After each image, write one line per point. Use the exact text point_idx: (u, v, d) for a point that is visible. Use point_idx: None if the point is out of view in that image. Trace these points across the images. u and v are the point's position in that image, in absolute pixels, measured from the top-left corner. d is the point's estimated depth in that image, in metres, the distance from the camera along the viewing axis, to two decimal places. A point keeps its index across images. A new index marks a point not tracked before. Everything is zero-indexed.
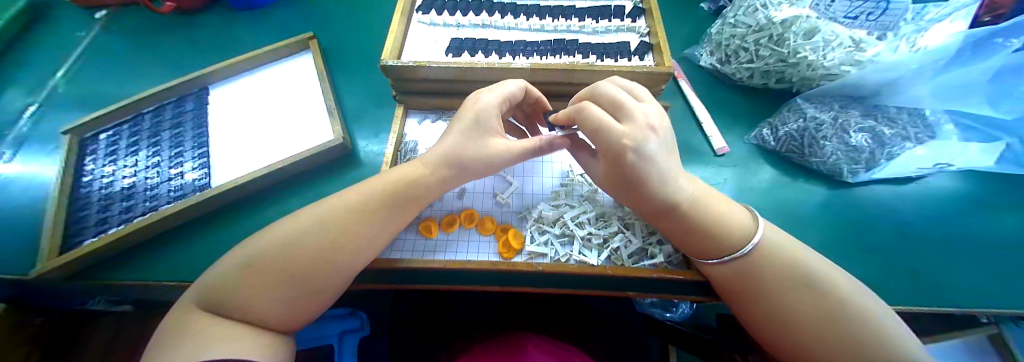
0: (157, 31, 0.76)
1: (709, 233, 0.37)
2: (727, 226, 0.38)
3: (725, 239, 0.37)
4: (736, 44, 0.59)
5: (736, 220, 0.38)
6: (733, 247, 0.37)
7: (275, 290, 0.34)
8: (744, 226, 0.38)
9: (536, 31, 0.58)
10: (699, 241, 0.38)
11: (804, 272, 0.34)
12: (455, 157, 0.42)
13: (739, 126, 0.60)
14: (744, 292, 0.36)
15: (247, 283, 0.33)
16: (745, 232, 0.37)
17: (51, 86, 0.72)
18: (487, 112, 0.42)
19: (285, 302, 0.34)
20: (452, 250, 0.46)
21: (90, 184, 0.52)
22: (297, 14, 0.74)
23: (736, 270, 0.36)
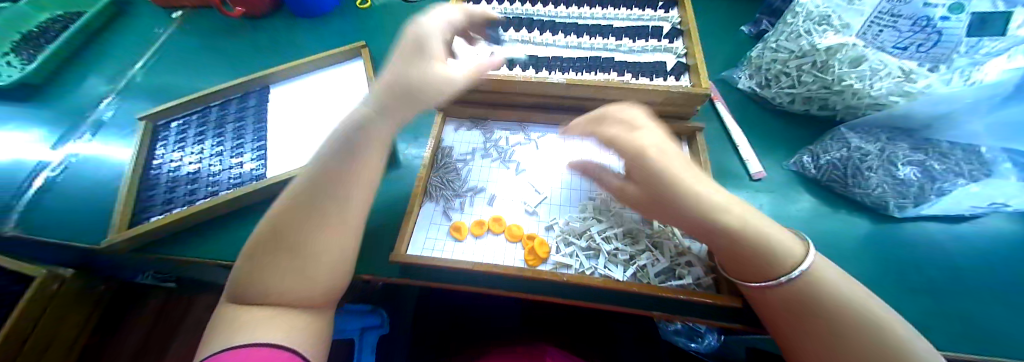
0: (225, 33, 0.84)
1: (754, 258, 0.36)
2: (776, 251, 0.36)
3: (771, 265, 0.36)
4: (777, 68, 0.59)
5: (787, 245, 0.36)
6: (778, 274, 0.35)
7: (299, 274, 0.34)
8: (794, 252, 0.36)
9: (573, 48, 0.60)
10: (742, 263, 0.37)
11: (857, 310, 0.32)
12: (397, 81, 0.37)
13: (776, 151, 0.59)
14: (784, 317, 0.36)
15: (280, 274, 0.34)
16: (794, 260, 0.35)
17: (130, 76, 0.80)
18: (426, 37, 0.39)
19: (323, 289, 0.36)
20: (482, 253, 0.48)
21: (160, 167, 0.58)
22: (350, 24, 0.80)
23: (779, 296, 0.36)
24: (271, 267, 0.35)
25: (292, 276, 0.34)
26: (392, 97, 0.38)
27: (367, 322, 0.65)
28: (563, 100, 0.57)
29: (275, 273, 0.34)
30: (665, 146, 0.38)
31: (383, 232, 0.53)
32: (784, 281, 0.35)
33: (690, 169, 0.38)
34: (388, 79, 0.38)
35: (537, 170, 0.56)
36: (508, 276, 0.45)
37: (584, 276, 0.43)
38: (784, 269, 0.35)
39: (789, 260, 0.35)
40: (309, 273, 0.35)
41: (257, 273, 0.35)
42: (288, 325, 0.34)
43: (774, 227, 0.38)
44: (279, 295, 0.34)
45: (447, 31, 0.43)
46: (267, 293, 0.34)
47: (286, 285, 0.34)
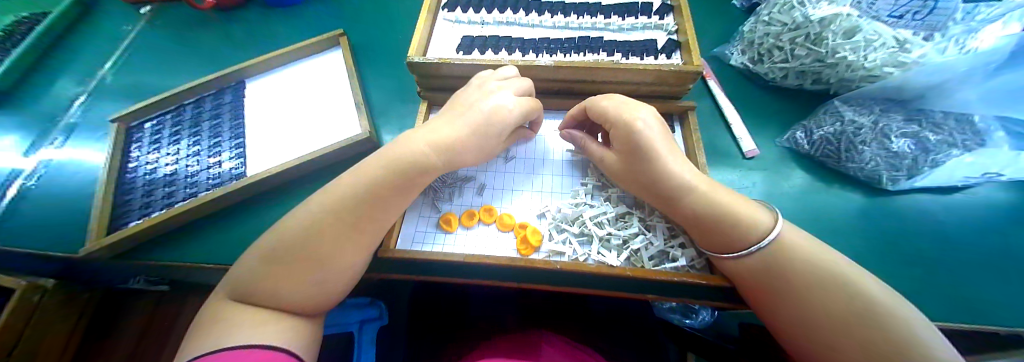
0: (197, 27, 0.80)
1: (720, 230, 0.38)
2: (740, 222, 0.37)
3: (738, 236, 0.37)
4: (770, 43, 0.57)
5: (751, 218, 0.38)
6: (745, 246, 0.37)
7: (321, 282, 0.36)
8: (760, 225, 0.37)
9: (561, 28, 0.58)
10: (713, 232, 0.38)
11: (825, 276, 0.33)
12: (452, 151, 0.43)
13: (769, 128, 0.58)
14: (754, 289, 0.36)
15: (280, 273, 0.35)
16: (761, 232, 0.37)
17: (100, 77, 0.77)
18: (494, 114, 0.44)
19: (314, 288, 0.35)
20: (471, 244, 0.47)
21: (135, 170, 0.55)
22: (328, 11, 0.76)
23: (746, 268, 0.37)
24: (292, 272, 0.35)
25: (312, 282, 0.35)
26: (441, 143, 0.42)
27: (365, 315, 0.67)
28: (551, 84, 0.55)
29: (292, 283, 0.35)
30: (649, 119, 0.41)
31: None
32: (751, 251, 0.36)
33: (672, 147, 0.40)
34: (445, 127, 0.43)
35: (527, 157, 0.55)
36: (499, 266, 0.45)
37: (578, 262, 0.43)
38: (749, 239, 0.37)
39: (754, 231, 0.37)
40: (332, 281, 0.36)
41: (272, 278, 0.35)
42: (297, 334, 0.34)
43: (739, 200, 0.39)
44: (289, 306, 0.34)
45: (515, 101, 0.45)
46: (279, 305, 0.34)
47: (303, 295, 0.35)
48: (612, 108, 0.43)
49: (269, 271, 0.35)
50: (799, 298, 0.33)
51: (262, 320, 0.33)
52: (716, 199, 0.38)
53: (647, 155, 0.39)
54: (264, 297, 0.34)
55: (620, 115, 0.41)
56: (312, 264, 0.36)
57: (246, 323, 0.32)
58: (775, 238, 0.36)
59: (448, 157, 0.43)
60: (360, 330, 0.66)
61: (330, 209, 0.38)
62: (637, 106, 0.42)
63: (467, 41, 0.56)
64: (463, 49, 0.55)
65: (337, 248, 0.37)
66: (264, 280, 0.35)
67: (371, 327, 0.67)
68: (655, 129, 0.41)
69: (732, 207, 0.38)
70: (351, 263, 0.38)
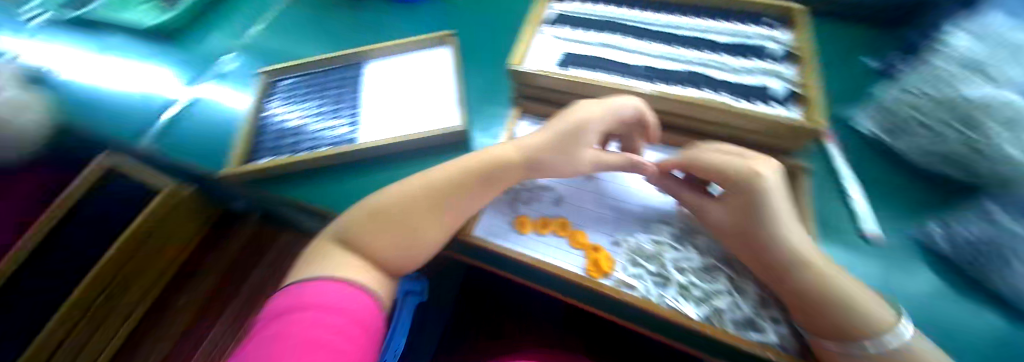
0: (336, 8, 0.92)
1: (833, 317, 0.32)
2: (859, 315, 0.32)
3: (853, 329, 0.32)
4: (911, 116, 0.52)
5: (873, 312, 0.32)
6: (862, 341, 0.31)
7: (406, 247, 0.39)
8: (881, 321, 0.32)
9: (664, 59, 0.57)
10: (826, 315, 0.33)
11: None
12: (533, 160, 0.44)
13: (895, 211, 0.51)
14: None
15: (371, 231, 0.39)
16: (884, 330, 0.31)
17: (249, 36, 0.91)
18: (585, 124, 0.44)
19: (398, 249, 0.40)
20: (541, 252, 0.47)
21: (267, 118, 0.65)
22: (446, 12, 0.83)
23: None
24: (385, 234, 0.39)
25: (397, 245, 0.39)
26: (533, 147, 0.45)
27: None
28: None
29: (387, 243, 0.39)
30: (770, 175, 0.39)
31: None
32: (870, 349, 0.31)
33: (789, 211, 0.38)
34: (535, 135, 0.46)
35: (608, 179, 0.55)
36: (564, 282, 0.44)
37: (648, 301, 0.41)
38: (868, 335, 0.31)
39: (875, 328, 0.31)
40: (415, 246, 0.40)
41: (371, 234, 0.39)
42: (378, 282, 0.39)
43: (859, 289, 0.34)
44: (383, 263, 0.40)
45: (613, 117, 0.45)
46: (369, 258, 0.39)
47: (386, 256, 0.39)
48: (730, 158, 0.41)
49: (366, 227, 0.40)
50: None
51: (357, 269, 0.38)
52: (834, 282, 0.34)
53: (764, 215, 0.37)
54: (361, 251, 0.39)
55: (739, 166, 0.40)
56: (403, 229, 0.39)
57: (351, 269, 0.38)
58: (901, 341, 0.31)
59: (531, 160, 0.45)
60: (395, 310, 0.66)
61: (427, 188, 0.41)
62: (758, 160, 0.41)
63: (568, 57, 0.57)
64: (563, 63, 0.57)
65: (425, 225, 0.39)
66: (364, 236, 0.39)
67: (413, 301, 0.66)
68: (775, 187, 0.39)
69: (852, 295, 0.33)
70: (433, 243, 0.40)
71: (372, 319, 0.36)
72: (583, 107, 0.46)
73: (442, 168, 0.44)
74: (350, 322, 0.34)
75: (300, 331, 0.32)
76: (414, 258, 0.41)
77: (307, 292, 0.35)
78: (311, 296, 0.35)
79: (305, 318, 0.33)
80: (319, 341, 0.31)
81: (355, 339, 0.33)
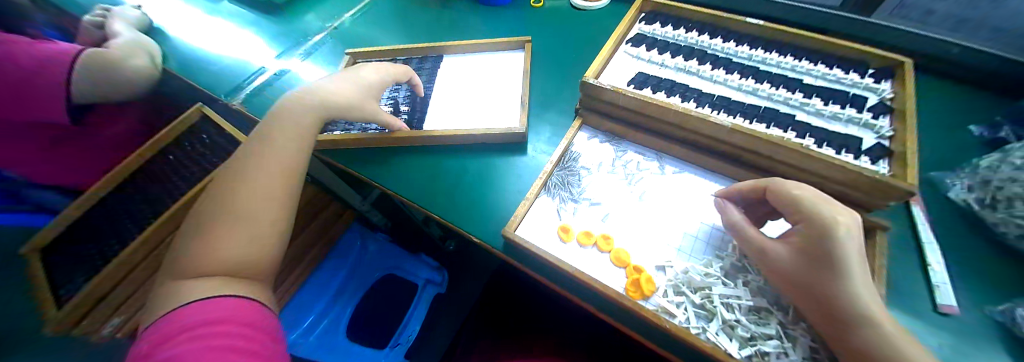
0: (422, 2, 0.97)
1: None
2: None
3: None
4: (1014, 191, 0.46)
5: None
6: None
7: (253, 240, 0.41)
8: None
9: (745, 92, 0.55)
10: None
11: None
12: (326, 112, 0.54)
13: (981, 289, 0.46)
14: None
15: (214, 241, 0.40)
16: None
17: (341, 19, 0.99)
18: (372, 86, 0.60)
19: (249, 244, 0.41)
20: (584, 263, 0.48)
21: None
22: (523, 17, 0.86)
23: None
24: (228, 232, 0.40)
25: (246, 240, 0.41)
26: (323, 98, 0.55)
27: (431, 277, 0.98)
28: (716, 144, 0.53)
29: (232, 242, 0.40)
30: (849, 226, 0.37)
31: (497, 209, 0.57)
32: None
33: (864, 270, 0.36)
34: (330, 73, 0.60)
35: (662, 202, 0.54)
36: (604, 296, 0.45)
37: (688, 332, 0.41)
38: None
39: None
40: (263, 234, 0.42)
41: (208, 239, 0.40)
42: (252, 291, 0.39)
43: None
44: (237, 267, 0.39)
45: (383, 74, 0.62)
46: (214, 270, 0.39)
47: (242, 253, 0.40)
48: (810, 200, 0.40)
49: (203, 232, 0.41)
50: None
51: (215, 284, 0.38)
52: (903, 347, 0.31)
53: (838, 265, 0.36)
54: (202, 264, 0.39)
55: (817, 212, 0.38)
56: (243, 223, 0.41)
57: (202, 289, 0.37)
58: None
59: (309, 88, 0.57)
60: (424, 285, 0.97)
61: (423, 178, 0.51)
62: (840, 209, 0.39)
63: (641, 77, 0.58)
64: (635, 83, 0.57)
65: None
66: (202, 244, 0.40)
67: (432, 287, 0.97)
68: (854, 240, 0.37)
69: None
70: None
71: (274, 326, 0.38)
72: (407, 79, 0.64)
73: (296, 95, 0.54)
74: (258, 326, 0.36)
75: (198, 347, 0.31)
76: (264, 252, 0.42)
77: (189, 313, 0.34)
78: (198, 315, 0.34)
79: (201, 333, 0.32)
80: (227, 347, 0.32)
81: (267, 338, 0.35)
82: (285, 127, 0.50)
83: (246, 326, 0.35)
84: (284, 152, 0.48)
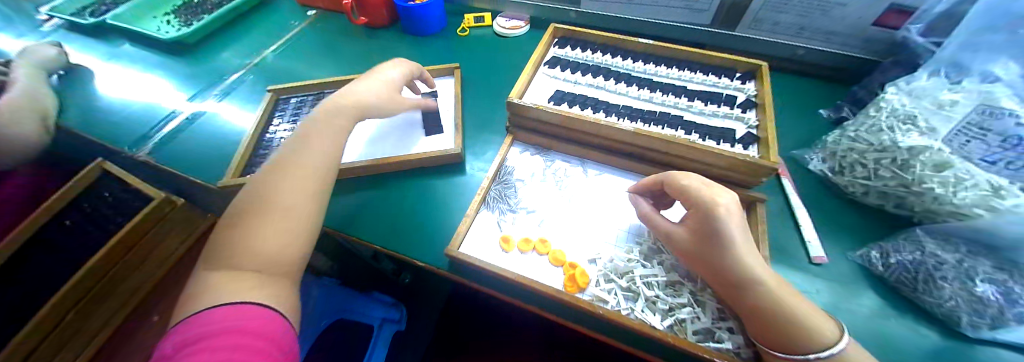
0: (346, 35, 0.99)
1: (778, 325, 0.38)
2: (803, 327, 0.38)
3: (796, 341, 0.38)
4: (854, 157, 0.59)
5: (816, 324, 0.38)
6: (804, 350, 0.37)
7: (290, 240, 0.45)
8: (822, 335, 0.37)
9: (644, 100, 0.64)
10: (771, 328, 0.39)
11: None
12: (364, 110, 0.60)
13: (841, 239, 0.58)
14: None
15: (250, 238, 0.44)
16: (824, 342, 0.37)
17: (263, 56, 0.98)
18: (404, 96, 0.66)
19: (279, 244, 0.44)
20: (524, 268, 0.52)
21: (274, 134, 0.71)
22: (448, 44, 0.91)
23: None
24: (269, 228, 0.45)
25: (283, 239, 0.45)
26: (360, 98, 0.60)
27: (387, 315, 0.88)
28: (627, 146, 0.61)
29: (269, 242, 0.44)
30: (729, 203, 0.45)
31: (440, 228, 0.59)
32: (809, 358, 0.36)
33: (746, 241, 0.43)
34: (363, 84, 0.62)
35: (588, 202, 0.60)
36: (546, 296, 0.49)
37: (618, 314, 0.46)
38: (807, 346, 0.37)
39: (818, 340, 0.37)
40: (299, 232, 0.46)
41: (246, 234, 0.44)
42: (276, 293, 0.42)
43: (803, 303, 0.40)
44: (269, 266, 0.43)
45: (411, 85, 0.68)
46: (247, 268, 0.42)
47: (272, 251, 0.44)
48: (697, 190, 0.47)
49: (244, 225, 0.45)
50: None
51: (245, 285, 0.41)
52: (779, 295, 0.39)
53: (726, 241, 0.42)
54: (240, 259, 0.43)
55: (701, 198, 0.46)
56: (277, 220, 0.45)
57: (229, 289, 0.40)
58: (838, 352, 0.36)
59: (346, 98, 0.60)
60: (381, 326, 0.87)
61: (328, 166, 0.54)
62: (718, 191, 0.46)
63: (559, 95, 0.65)
64: (554, 100, 0.64)
65: None
66: (242, 241, 0.44)
67: (389, 326, 0.88)
68: (734, 216, 0.44)
69: (796, 309, 0.39)
70: None
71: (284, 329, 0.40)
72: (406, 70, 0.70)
73: (336, 101, 0.59)
74: (274, 339, 0.37)
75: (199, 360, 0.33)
76: (292, 250, 0.45)
77: (198, 323, 0.37)
78: (203, 327, 0.36)
79: (220, 343, 0.35)
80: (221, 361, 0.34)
81: (279, 351, 0.37)
82: (323, 133, 0.54)
83: (261, 339, 0.37)
84: (320, 154, 0.52)
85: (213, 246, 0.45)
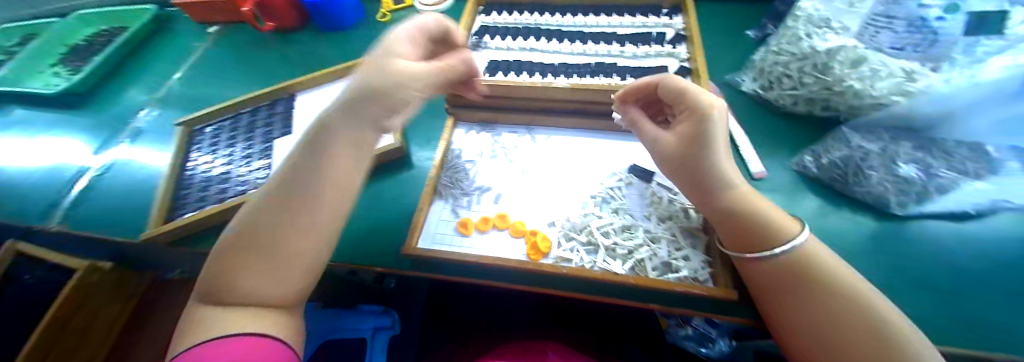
0: (256, 45, 0.91)
1: (748, 229, 0.39)
2: (769, 227, 0.39)
3: (761, 240, 0.38)
4: (780, 71, 0.61)
5: (781, 223, 0.39)
6: (768, 247, 0.38)
7: (286, 266, 0.35)
8: (785, 231, 0.38)
9: (578, 54, 0.63)
10: (745, 230, 0.40)
11: (837, 289, 0.33)
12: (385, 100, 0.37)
13: (781, 153, 0.60)
14: (763, 288, 0.38)
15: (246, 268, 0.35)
16: (785, 237, 0.38)
17: (168, 87, 0.89)
18: (397, 35, 0.40)
19: (276, 274, 0.35)
20: (484, 247, 0.50)
21: (195, 168, 0.65)
22: (369, 35, 0.85)
23: (765, 267, 0.38)
24: (262, 256, 0.35)
25: (274, 268, 0.35)
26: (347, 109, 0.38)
27: (379, 322, 0.66)
28: (568, 104, 0.60)
29: (255, 275, 0.34)
30: (724, 107, 0.42)
31: (395, 226, 0.56)
32: (771, 253, 0.37)
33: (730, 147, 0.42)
34: (408, 50, 0.40)
35: (539, 167, 0.59)
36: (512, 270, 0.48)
37: (582, 269, 0.46)
38: (771, 242, 0.38)
39: (781, 237, 0.38)
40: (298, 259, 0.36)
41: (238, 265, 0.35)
42: (278, 323, 0.34)
43: (770, 208, 0.41)
44: (263, 298, 0.34)
45: (416, 34, 0.43)
46: (236, 299, 0.34)
47: (270, 284, 0.34)
48: (691, 91, 0.43)
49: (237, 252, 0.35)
50: (812, 307, 0.33)
51: (236, 318, 0.33)
52: (750, 202, 0.40)
53: (711, 149, 0.41)
54: (234, 284, 0.34)
55: (695, 100, 0.42)
56: (271, 240, 0.35)
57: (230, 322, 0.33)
58: (797, 245, 0.37)
59: (385, 78, 0.37)
60: (372, 338, 0.64)
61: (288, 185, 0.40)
62: (713, 94, 0.43)
63: (491, 64, 0.62)
64: (488, 71, 0.61)
65: None
66: (229, 271, 0.35)
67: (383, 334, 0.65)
68: (726, 121, 0.42)
69: (764, 212, 0.40)
70: None
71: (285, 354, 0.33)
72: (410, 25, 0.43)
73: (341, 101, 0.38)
74: None
75: None
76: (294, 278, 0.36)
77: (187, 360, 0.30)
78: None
79: None
80: None
81: None
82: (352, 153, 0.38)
83: None
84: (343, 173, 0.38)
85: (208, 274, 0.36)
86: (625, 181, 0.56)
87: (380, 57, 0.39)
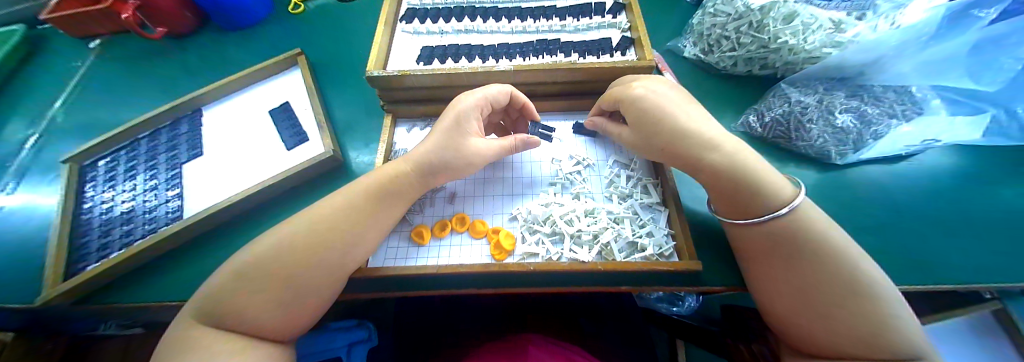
0: (151, 56, 0.79)
1: (748, 199, 0.38)
2: (764, 191, 0.37)
3: (755, 207, 0.38)
4: (717, 33, 0.59)
5: (775, 183, 0.38)
6: (761, 214, 0.37)
7: (277, 297, 0.35)
8: (780, 193, 0.37)
9: (518, 33, 0.60)
10: (743, 202, 0.38)
11: (825, 254, 0.33)
12: (437, 158, 0.44)
13: (725, 115, 0.60)
14: (755, 251, 0.39)
15: (244, 291, 0.35)
16: (782, 200, 0.37)
17: (50, 116, 0.74)
18: (466, 113, 0.45)
19: (275, 304, 0.35)
20: (441, 255, 0.46)
21: (91, 210, 0.54)
22: (287, 31, 0.76)
23: (759, 234, 0.38)
24: (260, 286, 0.35)
25: (268, 296, 0.35)
26: (427, 152, 0.45)
27: (353, 337, 0.59)
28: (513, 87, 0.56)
29: (251, 299, 0.35)
30: (657, 88, 0.44)
31: None
32: (766, 219, 0.37)
33: (687, 112, 0.43)
34: (475, 125, 0.47)
35: (497, 163, 0.55)
36: (476, 274, 0.44)
37: (551, 262, 0.44)
38: (769, 208, 0.37)
39: (775, 201, 0.37)
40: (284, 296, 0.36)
41: (239, 291, 0.35)
42: (262, 353, 0.34)
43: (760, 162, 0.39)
44: (256, 323, 0.34)
45: (483, 106, 0.47)
46: (238, 320, 0.34)
47: (265, 313, 0.35)
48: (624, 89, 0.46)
49: (235, 280, 0.36)
50: (802, 267, 0.34)
51: (227, 344, 0.32)
52: (705, 139, 0.40)
53: (656, 120, 0.42)
54: (234, 305, 0.34)
55: (629, 92, 0.45)
56: (269, 269, 0.36)
57: (220, 346, 0.32)
58: (795, 208, 0.36)
59: (450, 156, 0.45)
60: (347, 355, 0.58)
61: (276, 232, 0.39)
62: (647, 81, 0.46)
63: (426, 51, 0.56)
64: (422, 59, 0.55)
65: (290, 258, 0.37)
66: (229, 297, 0.35)
67: (360, 349, 0.59)
68: (662, 96, 0.44)
69: (751, 169, 0.38)
70: (337, 280, 0.39)
71: None
72: (467, 95, 0.47)
73: (426, 162, 0.45)
74: None
75: None
76: (284, 311, 0.36)
77: None
78: None
79: None
80: None
81: None
82: (402, 200, 0.44)
83: None
84: (381, 210, 0.42)
85: (206, 295, 0.36)
86: (583, 163, 0.54)
87: (456, 130, 0.45)
